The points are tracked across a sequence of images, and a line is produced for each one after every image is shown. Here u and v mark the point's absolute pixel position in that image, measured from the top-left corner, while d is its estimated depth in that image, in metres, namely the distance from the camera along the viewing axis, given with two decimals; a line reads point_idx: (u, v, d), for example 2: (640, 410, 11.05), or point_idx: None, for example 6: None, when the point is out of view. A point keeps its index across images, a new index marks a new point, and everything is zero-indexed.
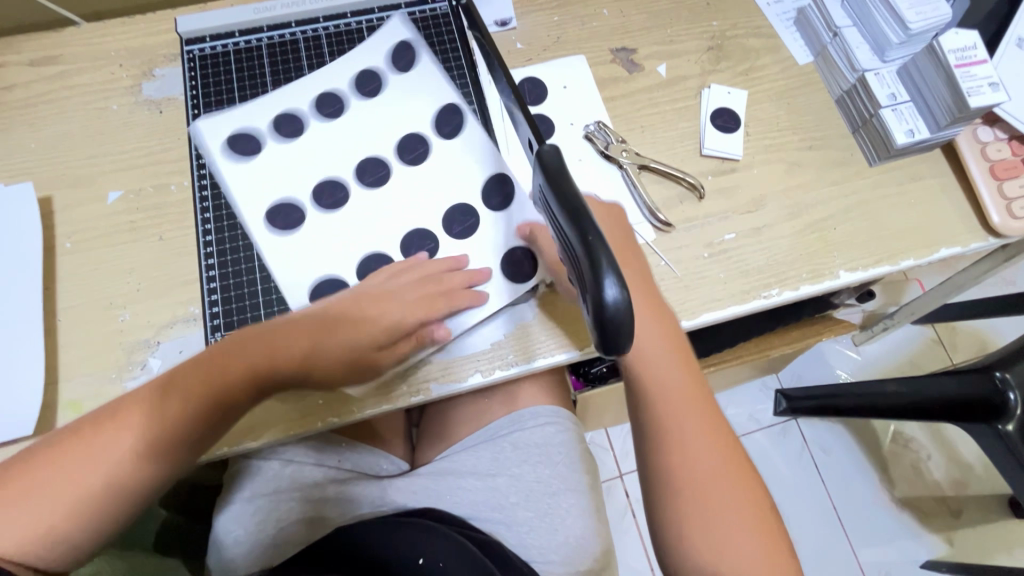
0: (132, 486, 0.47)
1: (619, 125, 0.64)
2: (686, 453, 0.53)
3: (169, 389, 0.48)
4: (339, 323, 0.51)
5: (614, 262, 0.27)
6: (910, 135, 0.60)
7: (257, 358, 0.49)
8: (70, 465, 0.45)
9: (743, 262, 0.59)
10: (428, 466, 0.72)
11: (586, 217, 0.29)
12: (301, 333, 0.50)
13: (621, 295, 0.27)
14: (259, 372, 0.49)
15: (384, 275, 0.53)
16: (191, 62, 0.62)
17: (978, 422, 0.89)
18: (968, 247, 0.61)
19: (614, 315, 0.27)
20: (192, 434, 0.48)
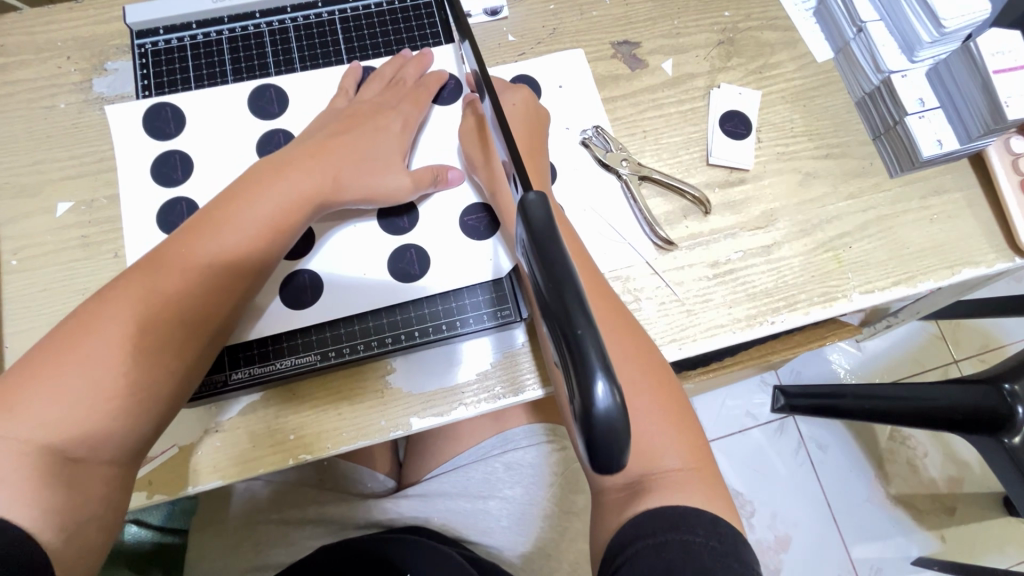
0: (140, 392, 0.41)
1: (619, 130, 0.58)
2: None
3: (132, 279, 0.43)
4: (322, 157, 0.49)
5: (604, 359, 0.23)
6: (938, 146, 0.55)
7: (222, 212, 0.46)
8: (59, 376, 0.39)
9: (749, 284, 0.55)
10: (417, 487, 0.69)
11: (574, 301, 0.24)
12: (289, 169, 0.48)
13: (614, 401, 0.22)
14: (234, 224, 0.45)
15: (357, 116, 0.51)
16: (142, 59, 0.53)
17: (980, 433, 0.85)
18: (992, 268, 0.57)
19: (606, 429, 0.22)
20: (185, 309, 0.43)
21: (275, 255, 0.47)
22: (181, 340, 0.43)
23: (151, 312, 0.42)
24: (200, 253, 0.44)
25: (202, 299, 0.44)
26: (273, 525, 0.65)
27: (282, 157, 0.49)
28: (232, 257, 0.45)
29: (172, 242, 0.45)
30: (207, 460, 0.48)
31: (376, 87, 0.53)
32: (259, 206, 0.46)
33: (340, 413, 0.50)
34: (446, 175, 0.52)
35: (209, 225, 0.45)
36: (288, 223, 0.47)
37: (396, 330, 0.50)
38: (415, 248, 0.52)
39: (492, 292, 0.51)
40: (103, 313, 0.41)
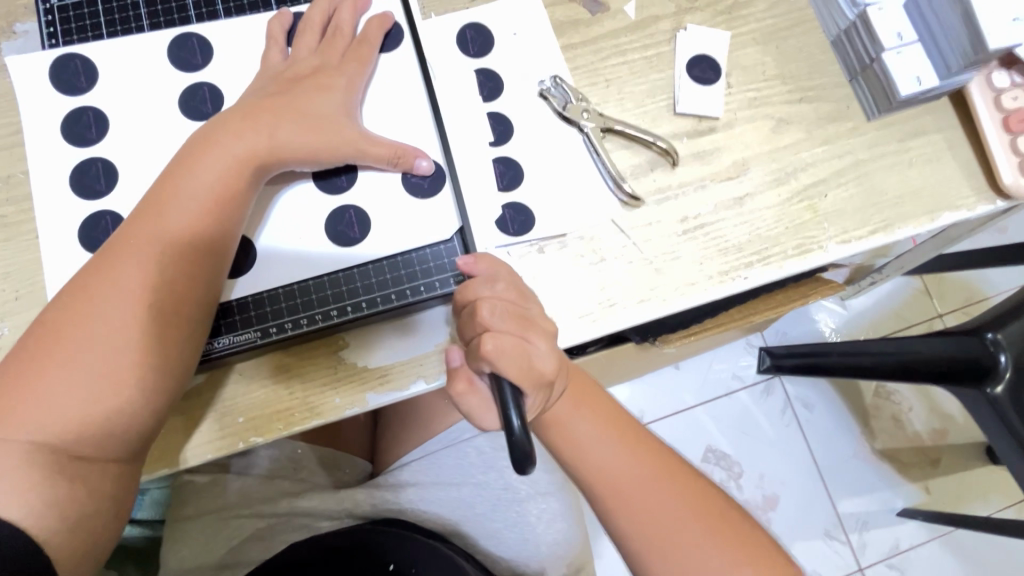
0: (127, 389, 0.39)
1: (580, 79, 0.54)
2: (679, 536, 0.45)
3: (90, 280, 0.40)
4: (266, 119, 0.44)
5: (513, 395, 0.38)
6: (917, 82, 0.51)
7: (167, 194, 0.42)
8: (42, 387, 0.38)
9: (720, 237, 0.52)
10: (387, 476, 0.65)
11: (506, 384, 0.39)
12: (227, 133, 0.44)
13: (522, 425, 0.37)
14: (183, 203, 0.42)
15: (293, 72, 0.47)
16: (48, 15, 0.48)
17: (964, 384, 0.84)
18: (973, 212, 0.54)
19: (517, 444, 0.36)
20: (150, 299, 0.40)
21: (227, 232, 0.43)
22: (155, 332, 0.40)
23: (119, 310, 0.40)
24: (157, 242, 0.41)
25: (170, 289, 0.41)
26: (245, 520, 0.62)
27: (217, 122, 0.44)
28: (189, 238, 0.42)
29: (125, 232, 0.42)
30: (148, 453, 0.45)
31: (308, 40, 0.48)
32: (202, 179, 0.42)
33: (292, 403, 0.47)
34: (411, 158, 0.48)
35: (160, 209, 0.42)
36: (235, 194, 0.43)
37: (343, 303, 0.46)
38: (354, 209, 0.48)
39: (447, 256, 0.48)
40: (75, 315, 0.40)
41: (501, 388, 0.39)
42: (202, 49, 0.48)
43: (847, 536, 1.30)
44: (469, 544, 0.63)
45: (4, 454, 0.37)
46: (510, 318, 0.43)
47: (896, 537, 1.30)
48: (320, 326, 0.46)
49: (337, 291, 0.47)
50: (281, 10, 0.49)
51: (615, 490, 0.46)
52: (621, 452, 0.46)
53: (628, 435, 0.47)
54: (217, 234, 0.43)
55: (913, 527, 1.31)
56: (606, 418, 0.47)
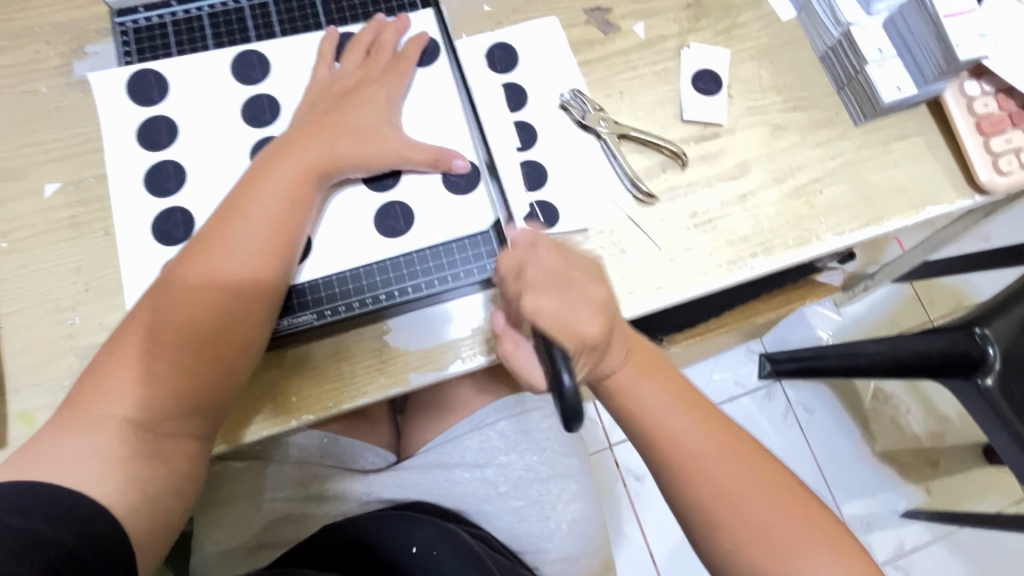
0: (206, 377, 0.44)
1: (596, 92, 0.60)
2: (733, 488, 0.48)
3: (176, 276, 0.45)
4: (328, 132, 0.49)
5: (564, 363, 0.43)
6: (898, 91, 0.58)
7: (245, 199, 0.46)
8: (130, 371, 0.43)
9: (727, 231, 0.57)
10: (414, 460, 0.69)
11: (557, 353, 0.44)
12: (296, 143, 0.49)
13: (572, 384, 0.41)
14: (257, 207, 0.46)
15: (342, 87, 0.52)
16: (124, 37, 0.54)
17: (957, 377, 0.89)
18: (954, 206, 0.60)
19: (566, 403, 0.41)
20: (228, 295, 0.45)
21: (293, 232, 0.47)
22: (236, 319, 0.45)
23: (203, 302, 0.44)
24: (237, 239, 0.45)
25: (245, 286, 0.45)
26: (280, 503, 0.65)
27: (289, 134, 0.50)
28: (262, 239, 0.46)
29: (207, 232, 0.46)
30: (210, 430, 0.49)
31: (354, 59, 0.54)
32: (275, 186, 0.47)
33: (339, 376, 0.51)
34: (449, 162, 0.52)
35: (235, 212, 0.46)
36: (303, 197, 0.48)
37: (390, 288, 0.51)
38: (400, 204, 0.53)
39: (479, 247, 0.53)
40: (165, 306, 0.44)
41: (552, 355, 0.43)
42: (260, 66, 0.53)
43: None
44: (490, 524, 0.65)
45: (102, 428, 0.41)
46: (552, 278, 0.46)
47: (900, 537, 1.33)
48: (369, 306, 0.51)
49: (384, 278, 0.51)
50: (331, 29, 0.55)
51: (673, 442, 0.49)
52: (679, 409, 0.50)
53: (685, 398, 0.51)
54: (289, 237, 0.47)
55: (917, 527, 1.33)
56: (662, 377, 0.51)
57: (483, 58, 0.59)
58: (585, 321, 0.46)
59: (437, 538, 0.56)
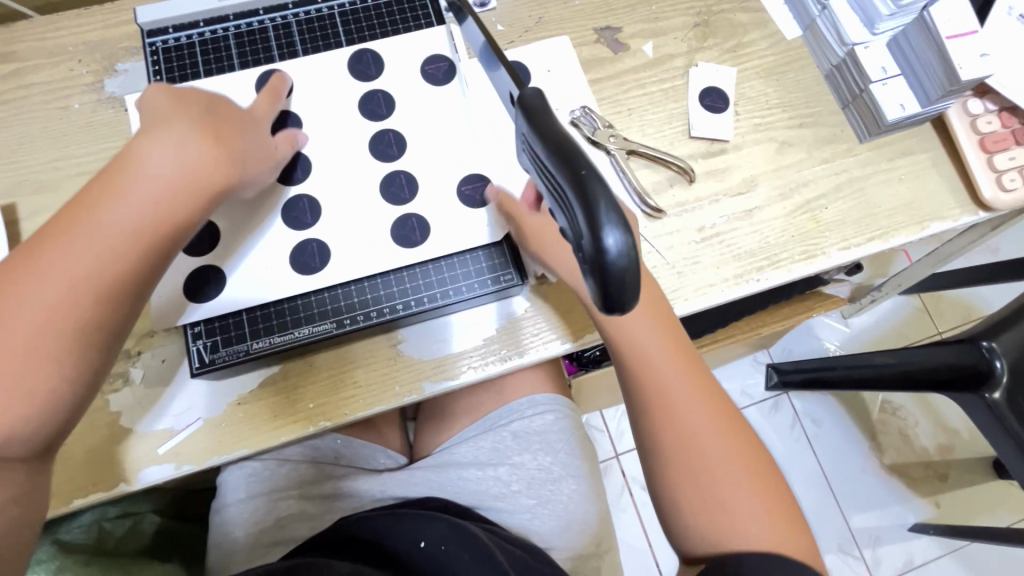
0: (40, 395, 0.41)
1: (606, 109, 0.62)
2: (703, 447, 0.50)
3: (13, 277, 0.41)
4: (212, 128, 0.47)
5: (613, 207, 0.24)
6: (901, 109, 0.59)
7: (101, 195, 0.43)
8: None
9: (734, 245, 0.58)
10: (427, 460, 0.70)
11: (571, 153, 0.26)
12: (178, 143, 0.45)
13: (621, 245, 0.24)
14: (119, 207, 0.43)
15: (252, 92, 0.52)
16: (153, 56, 0.56)
17: (965, 391, 0.89)
18: (958, 222, 0.61)
19: (618, 271, 0.24)
20: (81, 301, 0.42)
21: (167, 242, 0.44)
22: (96, 325, 0.42)
23: (35, 311, 0.41)
24: (93, 241, 0.42)
25: (99, 287, 0.42)
26: (294, 502, 0.66)
27: (159, 125, 0.46)
28: (122, 240, 0.43)
29: (53, 230, 0.42)
30: (231, 433, 0.51)
31: (264, 100, 0.53)
32: (141, 181, 0.44)
33: (356, 379, 0.52)
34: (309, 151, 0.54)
35: (89, 208, 0.43)
36: (180, 210, 0.45)
37: (407, 298, 0.52)
38: (417, 217, 0.53)
39: (493, 258, 0.54)
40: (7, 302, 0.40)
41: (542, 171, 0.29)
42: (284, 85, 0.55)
43: (860, 551, 1.32)
44: (506, 519, 0.65)
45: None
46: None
47: (909, 551, 1.32)
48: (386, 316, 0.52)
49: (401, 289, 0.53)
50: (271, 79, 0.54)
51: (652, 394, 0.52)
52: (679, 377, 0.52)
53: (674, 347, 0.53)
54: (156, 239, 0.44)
55: (926, 541, 1.32)
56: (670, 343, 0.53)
57: None
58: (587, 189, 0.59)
59: (445, 533, 0.59)
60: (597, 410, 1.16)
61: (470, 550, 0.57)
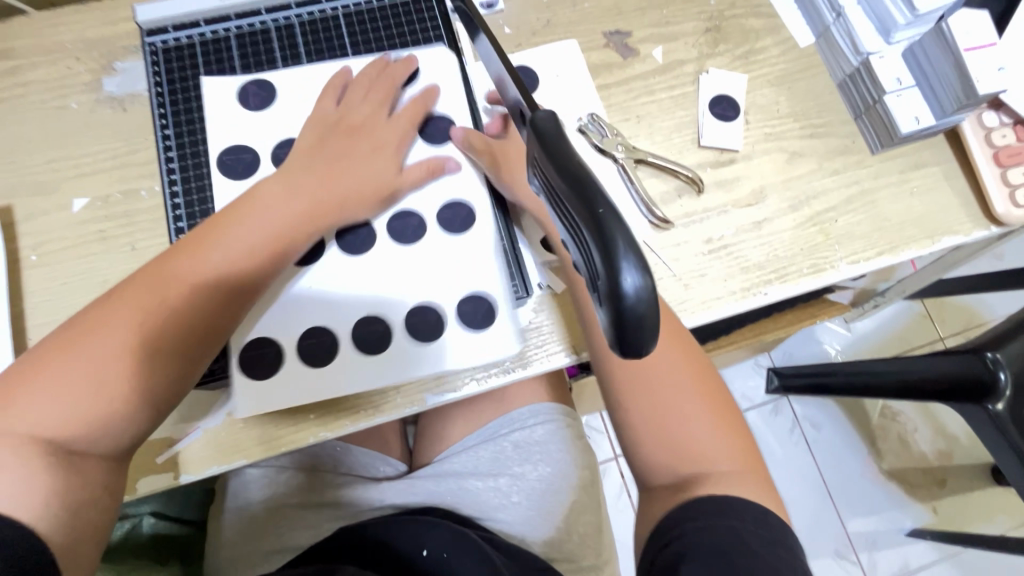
0: (149, 390, 0.44)
1: (614, 116, 0.61)
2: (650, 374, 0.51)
3: (151, 277, 0.46)
4: (339, 147, 0.53)
5: (631, 245, 0.24)
6: (915, 122, 0.58)
7: (251, 215, 0.49)
8: (76, 375, 0.42)
9: (742, 258, 0.57)
10: (427, 469, 0.70)
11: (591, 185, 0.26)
12: (290, 196, 0.50)
13: (641, 282, 0.24)
14: (260, 227, 0.49)
15: (359, 89, 0.55)
16: (153, 56, 0.56)
17: (968, 402, 0.88)
18: (970, 236, 0.60)
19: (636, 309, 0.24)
20: (203, 300, 0.46)
21: (258, 280, 0.48)
22: (179, 353, 0.45)
23: (171, 305, 0.45)
24: (206, 263, 0.47)
25: (217, 292, 0.47)
26: (292, 509, 0.66)
27: (304, 158, 0.52)
28: (252, 253, 0.48)
29: (196, 237, 0.48)
30: (229, 445, 0.50)
31: (363, 88, 0.55)
32: (278, 203, 0.50)
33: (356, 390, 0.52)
34: (442, 167, 0.54)
35: (234, 220, 0.49)
36: (278, 255, 0.49)
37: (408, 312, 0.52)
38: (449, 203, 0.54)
39: (495, 270, 0.54)
40: (110, 318, 0.44)
41: (550, 194, 0.29)
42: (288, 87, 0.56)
43: (856, 555, 1.32)
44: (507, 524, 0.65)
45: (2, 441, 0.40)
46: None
47: (905, 556, 1.32)
48: (429, 314, 0.51)
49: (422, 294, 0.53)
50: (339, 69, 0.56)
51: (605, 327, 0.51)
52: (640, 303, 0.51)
53: None
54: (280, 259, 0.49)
55: (923, 546, 1.33)
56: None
57: None
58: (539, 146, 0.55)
59: (446, 541, 0.59)
60: (597, 412, 1.16)
61: (469, 557, 0.57)
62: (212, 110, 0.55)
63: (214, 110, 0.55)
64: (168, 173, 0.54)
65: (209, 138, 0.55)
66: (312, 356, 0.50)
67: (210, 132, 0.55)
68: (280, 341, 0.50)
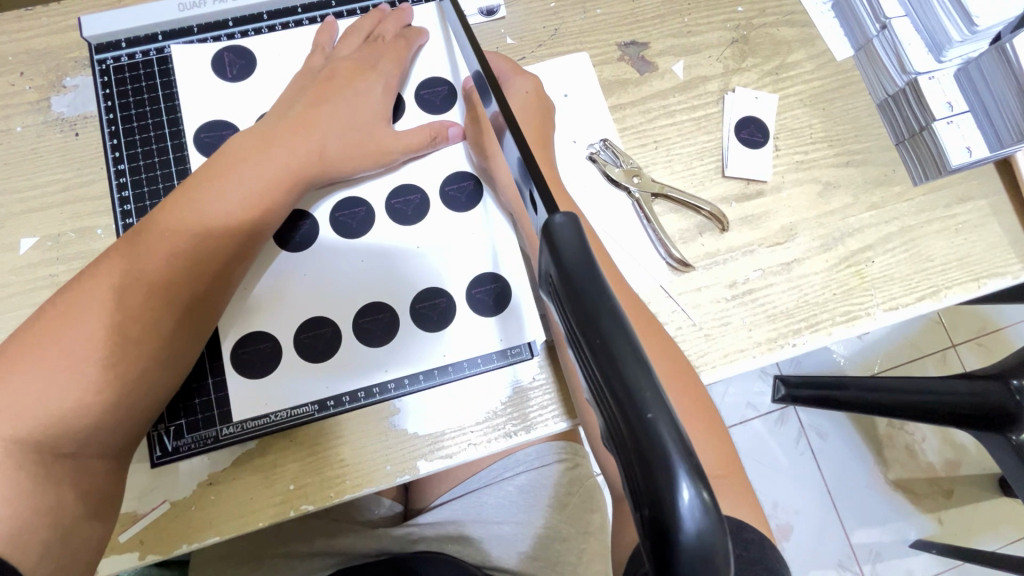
0: (141, 373, 0.40)
1: (629, 141, 0.54)
2: None
3: (134, 243, 0.41)
4: (327, 101, 0.48)
5: (687, 452, 0.18)
6: (968, 153, 0.52)
7: (236, 170, 0.44)
8: (53, 360, 0.37)
9: (768, 304, 0.52)
10: (426, 515, 0.65)
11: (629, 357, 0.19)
12: (273, 143, 0.45)
13: (702, 508, 0.18)
14: (250, 185, 0.44)
15: (345, 49, 0.51)
16: (104, 76, 0.50)
17: (989, 430, 0.83)
18: (1017, 279, 0.54)
19: (696, 549, 0.18)
20: (192, 266, 0.42)
21: (258, 236, 0.45)
22: (174, 319, 0.41)
23: (160, 271, 0.41)
24: (192, 226, 0.42)
25: (206, 257, 0.42)
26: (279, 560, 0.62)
27: (291, 111, 0.47)
28: (245, 209, 0.43)
29: (180, 194, 0.43)
30: (198, 520, 0.45)
31: (350, 45, 0.51)
32: (269, 157, 0.45)
33: (342, 458, 0.46)
34: (446, 133, 0.50)
35: (221, 173, 0.44)
36: (272, 200, 0.44)
37: (399, 374, 0.47)
38: (454, 185, 0.50)
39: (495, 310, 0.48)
40: (84, 299, 0.39)
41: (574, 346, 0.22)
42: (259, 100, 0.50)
43: (860, 566, 1.30)
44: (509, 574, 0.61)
45: None
46: (532, 117, 0.49)
47: (908, 568, 1.31)
48: (438, 301, 0.48)
49: (412, 310, 0.48)
50: (322, 23, 0.53)
51: None
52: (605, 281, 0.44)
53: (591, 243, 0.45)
54: (274, 219, 0.45)
55: (926, 557, 1.31)
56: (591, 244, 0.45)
57: None
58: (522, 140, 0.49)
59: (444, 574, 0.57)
60: None
61: None
62: (170, 133, 0.50)
63: (172, 133, 0.50)
64: (123, 207, 0.49)
65: (168, 162, 0.49)
66: (310, 347, 0.47)
67: (168, 156, 0.49)
68: (272, 332, 0.47)
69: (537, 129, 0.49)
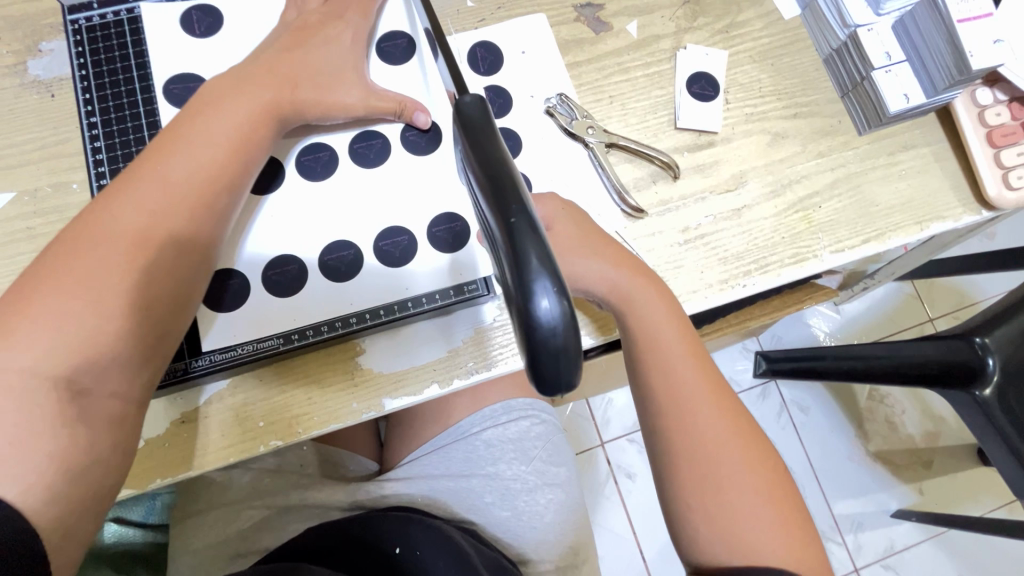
0: (152, 301, 0.41)
1: (585, 96, 0.57)
2: (715, 449, 0.47)
3: (130, 177, 0.43)
4: (298, 46, 0.50)
5: (547, 263, 0.25)
6: (905, 100, 0.54)
7: (221, 107, 0.46)
8: (69, 292, 0.39)
9: (719, 246, 0.54)
10: (399, 471, 0.67)
11: (516, 204, 0.26)
12: (249, 83, 0.48)
13: (556, 306, 0.24)
14: (236, 121, 0.46)
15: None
16: (76, 35, 0.53)
17: (951, 387, 0.80)
18: (960, 222, 0.57)
19: (550, 337, 0.24)
20: (186, 198, 0.44)
21: (243, 171, 0.46)
22: (174, 250, 0.43)
23: (158, 204, 0.43)
24: (184, 160, 0.44)
25: (199, 189, 0.44)
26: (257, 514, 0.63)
27: (266, 55, 0.49)
28: (230, 145, 0.46)
29: (170, 132, 0.45)
30: (173, 455, 0.47)
31: None
32: (250, 96, 0.47)
33: (309, 396, 0.48)
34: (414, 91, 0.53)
35: (205, 112, 0.46)
36: (254, 137, 0.47)
37: (360, 311, 0.49)
38: (413, 130, 0.53)
39: (450, 244, 0.51)
40: (88, 234, 0.41)
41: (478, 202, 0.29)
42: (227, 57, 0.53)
43: (842, 537, 1.32)
44: (493, 536, 0.63)
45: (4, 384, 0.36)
46: (582, 229, 0.49)
47: (890, 537, 1.33)
48: (401, 240, 0.50)
49: (376, 249, 0.50)
50: None
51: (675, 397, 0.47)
52: (700, 381, 0.48)
53: (695, 356, 0.49)
54: (259, 157, 0.47)
55: (907, 527, 1.33)
56: (691, 350, 0.49)
57: (466, 58, 0.56)
58: (592, 272, 0.48)
59: (421, 539, 0.56)
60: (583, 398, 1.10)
61: (447, 559, 0.54)
62: (140, 89, 0.52)
63: (142, 89, 0.52)
64: (95, 159, 0.51)
65: (139, 116, 0.52)
66: (277, 285, 0.49)
67: (139, 110, 0.52)
68: (240, 269, 0.49)
69: (601, 241, 0.49)
